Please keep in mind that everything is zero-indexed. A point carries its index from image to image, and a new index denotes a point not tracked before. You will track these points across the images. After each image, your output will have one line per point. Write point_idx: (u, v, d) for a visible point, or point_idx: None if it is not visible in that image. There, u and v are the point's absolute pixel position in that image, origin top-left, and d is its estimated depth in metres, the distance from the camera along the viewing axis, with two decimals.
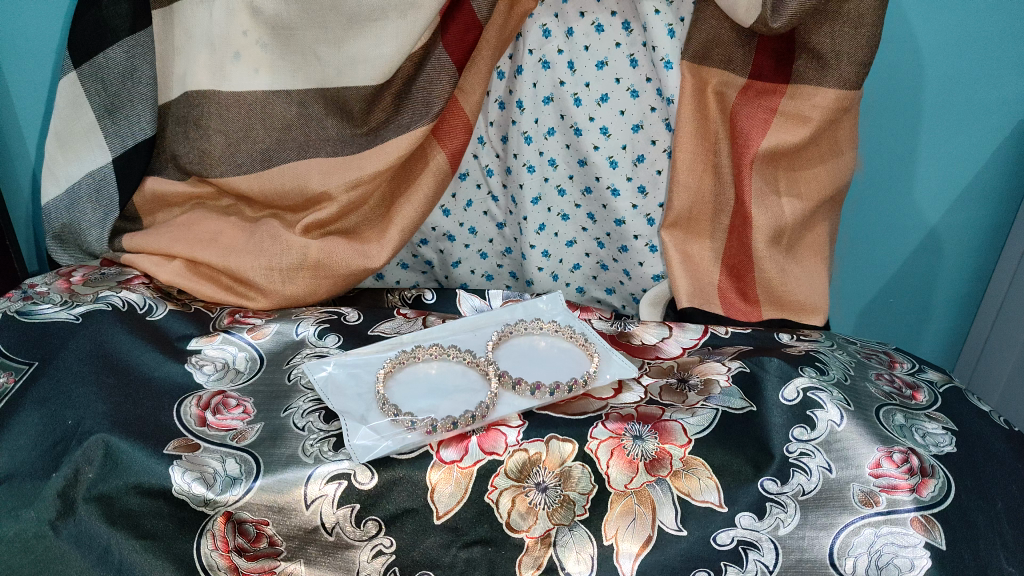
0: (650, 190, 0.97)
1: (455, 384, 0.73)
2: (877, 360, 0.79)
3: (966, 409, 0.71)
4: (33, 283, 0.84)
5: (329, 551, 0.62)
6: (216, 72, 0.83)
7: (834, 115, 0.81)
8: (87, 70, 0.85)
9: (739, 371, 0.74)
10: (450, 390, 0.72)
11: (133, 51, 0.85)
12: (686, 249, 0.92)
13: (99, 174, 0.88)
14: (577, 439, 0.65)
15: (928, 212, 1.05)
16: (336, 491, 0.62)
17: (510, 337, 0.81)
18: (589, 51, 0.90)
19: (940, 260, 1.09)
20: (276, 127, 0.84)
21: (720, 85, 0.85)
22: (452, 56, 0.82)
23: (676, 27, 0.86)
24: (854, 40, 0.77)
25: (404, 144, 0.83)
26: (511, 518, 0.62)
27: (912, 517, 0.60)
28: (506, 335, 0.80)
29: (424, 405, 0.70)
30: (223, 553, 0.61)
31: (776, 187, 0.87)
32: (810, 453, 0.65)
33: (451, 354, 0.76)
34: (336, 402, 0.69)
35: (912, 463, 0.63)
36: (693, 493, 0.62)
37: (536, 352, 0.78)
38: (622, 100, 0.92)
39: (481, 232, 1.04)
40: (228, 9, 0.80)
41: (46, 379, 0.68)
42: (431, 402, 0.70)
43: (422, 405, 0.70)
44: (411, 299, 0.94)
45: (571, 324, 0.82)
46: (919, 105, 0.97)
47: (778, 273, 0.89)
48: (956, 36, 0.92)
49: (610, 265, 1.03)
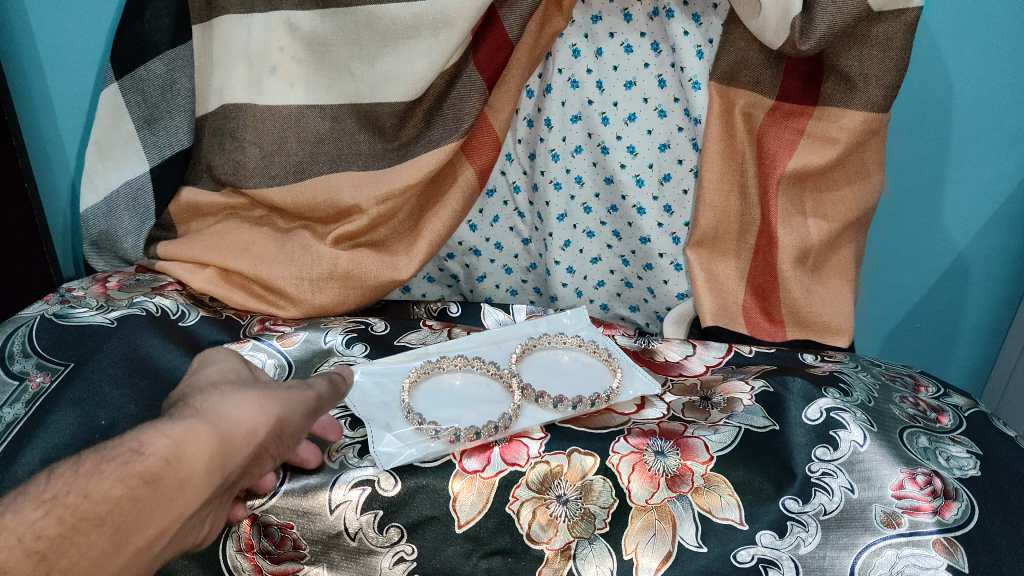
0: (676, 209, 0.97)
1: (479, 397, 0.74)
2: (902, 383, 0.79)
3: (992, 434, 0.71)
4: (70, 287, 0.87)
5: (352, 556, 0.63)
6: (253, 86, 0.85)
7: (862, 138, 0.81)
8: (129, 82, 0.87)
9: (762, 391, 0.74)
10: (473, 401, 0.73)
11: (173, 65, 0.87)
12: (711, 269, 0.93)
13: (137, 184, 0.90)
14: (600, 453, 0.66)
15: (957, 237, 1.05)
16: (360, 497, 0.63)
17: (535, 351, 0.81)
18: (617, 72, 0.91)
19: (968, 285, 1.09)
20: (309, 140, 0.86)
21: (748, 106, 0.86)
22: (482, 74, 0.84)
23: (705, 49, 0.87)
24: (881, 63, 0.77)
25: (434, 159, 0.84)
26: (531, 529, 0.62)
27: (935, 539, 0.59)
28: (529, 349, 0.81)
29: (450, 416, 0.71)
30: (248, 555, 0.62)
31: (802, 209, 0.87)
32: (833, 473, 0.65)
33: (476, 366, 0.77)
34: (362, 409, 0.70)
35: (935, 485, 0.63)
36: (714, 510, 0.62)
37: (560, 368, 0.79)
38: (649, 119, 0.93)
39: (507, 247, 1.05)
40: (266, 25, 0.83)
41: (80, 380, 0.70)
42: (456, 412, 0.71)
43: (447, 415, 0.71)
44: (436, 312, 0.95)
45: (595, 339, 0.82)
46: (948, 130, 0.97)
47: (804, 294, 0.89)
48: (985, 61, 0.92)
49: (635, 282, 1.04)
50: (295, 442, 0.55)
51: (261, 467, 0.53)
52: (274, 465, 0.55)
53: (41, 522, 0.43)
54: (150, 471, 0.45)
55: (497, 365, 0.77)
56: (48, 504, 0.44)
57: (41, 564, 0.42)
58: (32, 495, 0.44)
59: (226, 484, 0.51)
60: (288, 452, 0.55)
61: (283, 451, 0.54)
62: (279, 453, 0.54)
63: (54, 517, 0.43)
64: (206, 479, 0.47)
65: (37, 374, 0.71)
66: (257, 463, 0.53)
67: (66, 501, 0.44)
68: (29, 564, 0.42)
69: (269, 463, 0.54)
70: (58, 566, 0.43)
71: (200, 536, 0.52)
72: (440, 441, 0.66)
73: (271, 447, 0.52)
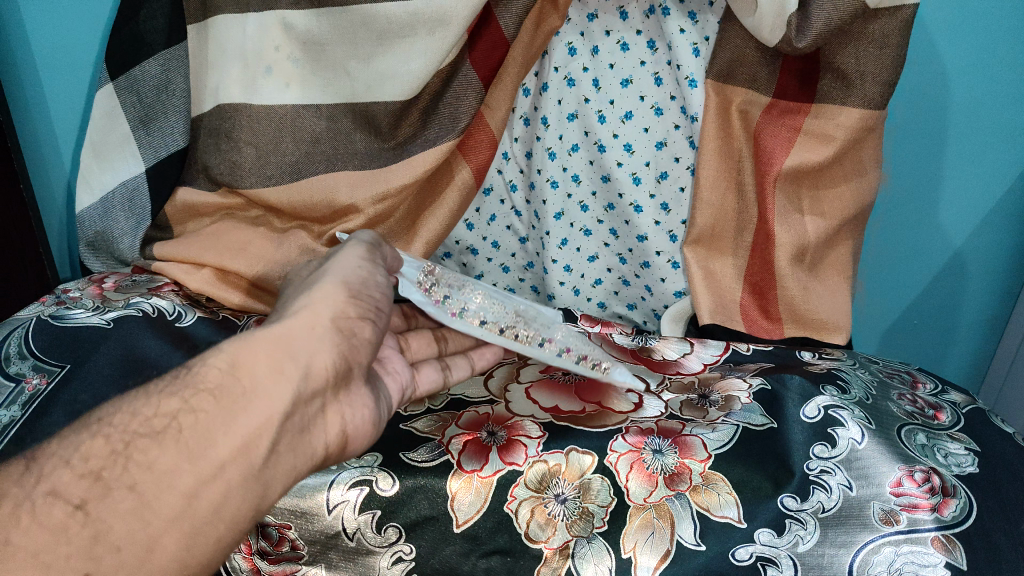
0: (673, 207, 0.97)
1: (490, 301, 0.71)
2: (900, 380, 0.79)
3: (989, 430, 0.71)
4: (66, 287, 0.87)
5: (351, 556, 0.63)
6: (248, 86, 0.84)
7: (860, 135, 0.81)
8: (124, 82, 0.87)
9: (760, 389, 0.74)
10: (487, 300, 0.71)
11: (167, 65, 0.86)
12: (708, 266, 0.93)
13: (132, 184, 0.90)
14: (597, 452, 0.66)
15: (954, 234, 1.05)
16: (357, 497, 0.63)
17: (541, 321, 0.73)
18: (614, 70, 0.91)
19: (965, 282, 1.09)
20: (305, 140, 0.85)
21: (744, 104, 0.85)
22: (478, 72, 0.84)
23: (702, 46, 0.87)
24: (878, 60, 0.77)
25: (431, 159, 0.84)
26: (530, 528, 0.62)
27: (933, 537, 0.59)
28: (529, 311, 0.73)
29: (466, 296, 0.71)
30: (247, 556, 0.64)
31: (799, 206, 0.87)
32: (831, 470, 0.64)
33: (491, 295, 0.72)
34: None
35: (933, 482, 0.63)
36: (712, 508, 0.62)
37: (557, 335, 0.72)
38: (646, 117, 0.93)
39: (504, 246, 1.05)
40: (261, 23, 0.82)
41: (76, 382, 0.70)
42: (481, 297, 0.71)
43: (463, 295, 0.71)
44: None
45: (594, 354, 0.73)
46: (945, 128, 0.97)
47: (801, 291, 0.89)
48: (982, 59, 0.92)
49: (631, 281, 1.04)
50: (377, 297, 0.57)
51: (365, 331, 0.55)
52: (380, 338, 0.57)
53: (89, 446, 0.46)
54: (213, 384, 0.49)
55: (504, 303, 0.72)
56: (96, 430, 0.47)
57: (98, 486, 0.44)
58: (86, 427, 0.47)
59: (336, 376, 0.53)
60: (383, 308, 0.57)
61: (374, 309, 0.56)
62: (373, 316, 0.56)
63: (104, 439, 0.46)
64: (282, 380, 0.50)
65: (33, 375, 0.71)
66: (359, 327, 0.55)
67: (117, 426, 0.47)
68: (85, 486, 0.44)
69: (372, 328, 0.56)
70: (118, 485, 0.45)
71: (343, 444, 0.55)
72: (455, 317, 0.68)
73: (350, 312, 0.54)
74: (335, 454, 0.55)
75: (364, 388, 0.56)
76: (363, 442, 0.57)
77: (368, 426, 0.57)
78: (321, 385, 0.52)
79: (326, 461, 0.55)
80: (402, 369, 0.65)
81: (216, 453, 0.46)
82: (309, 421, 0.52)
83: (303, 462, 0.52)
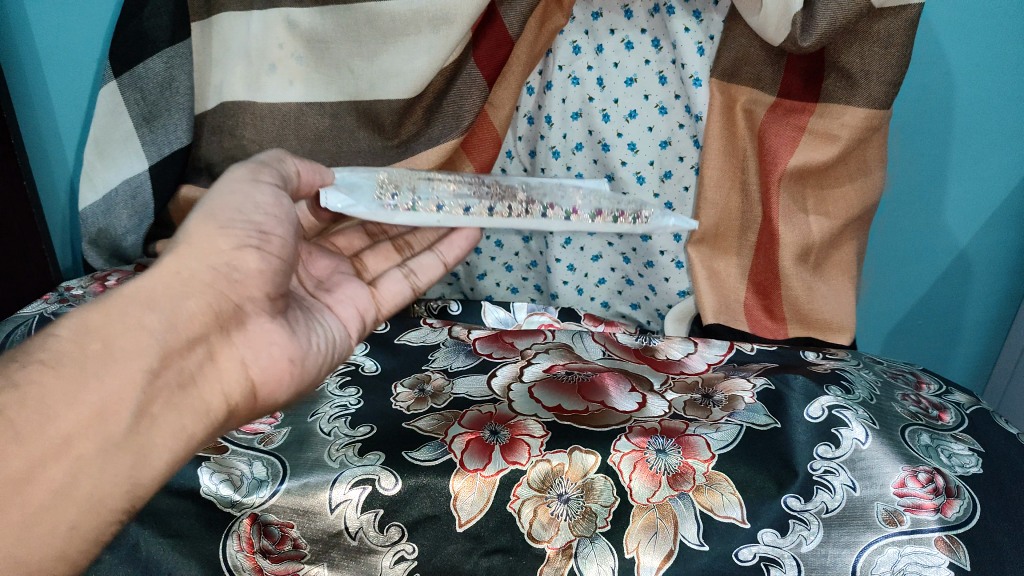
0: (677, 206, 0.98)
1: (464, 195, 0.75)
2: (904, 380, 0.79)
3: (993, 430, 0.71)
4: (70, 286, 0.87)
5: (352, 555, 0.63)
6: (252, 83, 0.85)
7: (864, 134, 0.80)
8: (128, 79, 0.85)
9: (763, 389, 0.74)
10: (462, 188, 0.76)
11: (172, 62, 0.84)
12: (712, 266, 0.93)
13: (136, 181, 0.89)
14: (600, 452, 0.65)
15: (958, 233, 1.05)
16: (360, 496, 0.63)
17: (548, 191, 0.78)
18: (618, 68, 0.91)
19: (970, 282, 1.09)
20: (308, 138, 0.87)
21: (749, 103, 0.85)
22: (482, 71, 0.83)
23: (706, 45, 0.87)
24: (883, 60, 0.76)
25: (434, 157, 0.86)
26: (533, 528, 0.62)
27: (936, 538, 0.59)
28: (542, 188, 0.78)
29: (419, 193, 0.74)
30: (248, 554, 0.62)
31: (804, 205, 0.87)
32: (834, 471, 0.64)
33: (461, 183, 0.77)
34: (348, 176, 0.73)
35: (937, 483, 0.63)
36: (716, 508, 0.62)
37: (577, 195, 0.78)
38: (650, 117, 0.93)
39: (508, 245, 1.05)
40: (264, 21, 0.82)
41: None
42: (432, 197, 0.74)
43: (416, 195, 0.73)
44: (436, 310, 0.96)
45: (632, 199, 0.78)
46: (952, 128, 0.97)
47: (805, 291, 0.89)
48: (989, 58, 0.91)
49: (635, 280, 1.04)
50: (255, 217, 0.59)
51: (251, 260, 0.57)
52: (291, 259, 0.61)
53: None
54: (71, 352, 0.49)
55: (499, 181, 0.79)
56: None
57: None
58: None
59: (219, 318, 0.55)
60: (269, 226, 0.59)
61: (256, 232, 0.58)
62: (257, 241, 0.58)
63: None
64: (147, 338, 0.51)
65: None
66: (241, 258, 0.57)
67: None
68: None
69: (258, 259, 0.57)
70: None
71: (253, 393, 0.57)
72: (403, 211, 0.71)
73: (224, 245, 0.56)
74: (242, 403, 0.57)
75: (274, 322, 0.59)
76: (283, 388, 0.59)
77: (285, 366, 0.59)
78: (204, 329, 0.54)
79: (235, 415, 0.57)
80: (358, 296, 0.72)
81: (72, 421, 0.48)
82: (197, 372, 0.54)
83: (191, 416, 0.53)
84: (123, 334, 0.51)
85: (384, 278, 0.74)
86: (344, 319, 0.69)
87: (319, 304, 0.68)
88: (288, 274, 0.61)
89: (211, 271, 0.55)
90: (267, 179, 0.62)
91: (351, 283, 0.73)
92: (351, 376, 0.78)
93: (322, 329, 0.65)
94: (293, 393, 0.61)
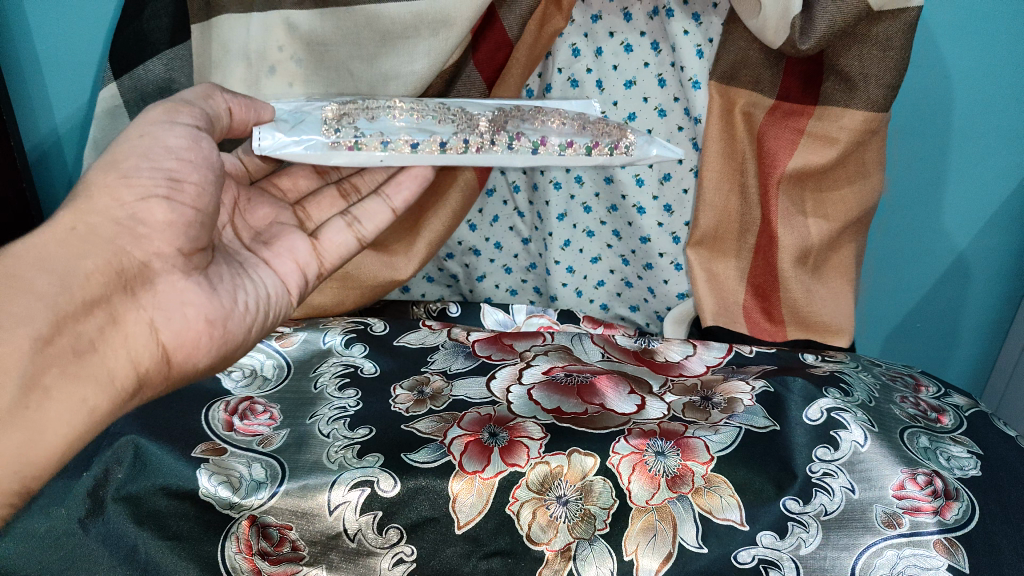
0: (677, 208, 0.97)
1: (419, 124, 0.70)
2: (903, 383, 0.79)
3: (991, 433, 0.71)
4: None
5: (351, 557, 0.63)
6: (251, 86, 0.84)
7: (863, 137, 0.80)
8: (127, 82, 0.85)
9: (762, 391, 0.74)
10: (417, 118, 0.70)
11: (171, 64, 0.85)
12: (711, 269, 0.93)
13: None
14: (599, 453, 0.65)
15: (957, 237, 1.05)
16: (358, 498, 0.63)
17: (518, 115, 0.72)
18: (617, 71, 0.91)
19: (968, 285, 1.09)
20: None
21: (748, 106, 0.85)
22: (482, 73, 0.84)
23: (705, 48, 0.87)
24: (882, 63, 0.76)
25: None
26: (532, 530, 0.62)
27: (935, 540, 0.59)
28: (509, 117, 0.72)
29: (368, 122, 0.69)
30: (247, 556, 0.62)
31: (802, 208, 0.87)
32: (833, 473, 0.64)
33: (423, 107, 0.71)
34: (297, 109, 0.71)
35: (936, 485, 0.63)
36: (715, 511, 0.62)
37: (547, 129, 0.72)
38: (650, 119, 0.94)
39: (507, 247, 1.05)
40: (265, 25, 0.82)
41: None
42: (383, 129, 0.69)
43: (367, 123, 0.69)
44: (435, 312, 0.96)
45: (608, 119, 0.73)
46: (950, 131, 0.97)
47: (804, 294, 0.89)
48: (988, 61, 0.91)
49: (634, 282, 1.04)
50: (165, 163, 0.58)
51: (158, 212, 0.58)
52: (209, 209, 0.61)
53: None
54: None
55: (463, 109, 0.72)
56: None
57: None
58: None
59: (122, 279, 0.56)
60: (181, 172, 0.59)
61: (164, 182, 0.58)
62: (166, 190, 0.58)
63: None
64: (37, 302, 0.52)
65: None
66: (146, 210, 0.58)
67: None
68: None
69: (163, 211, 0.58)
70: None
71: (165, 357, 0.59)
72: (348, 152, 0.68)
73: (127, 197, 0.57)
74: (152, 367, 0.58)
75: (189, 281, 0.60)
76: (201, 350, 0.60)
77: (201, 327, 0.60)
78: (103, 290, 0.55)
79: (149, 381, 0.58)
80: (299, 247, 0.70)
81: None
82: (97, 338, 0.55)
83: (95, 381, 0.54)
84: (11, 298, 0.51)
85: (325, 228, 0.72)
86: (282, 272, 0.69)
87: (254, 258, 0.68)
88: (206, 227, 0.61)
89: (116, 226, 0.57)
90: (184, 120, 0.60)
91: (291, 233, 0.71)
92: (350, 378, 0.78)
93: (253, 287, 0.66)
94: (213, 354, 0.62)
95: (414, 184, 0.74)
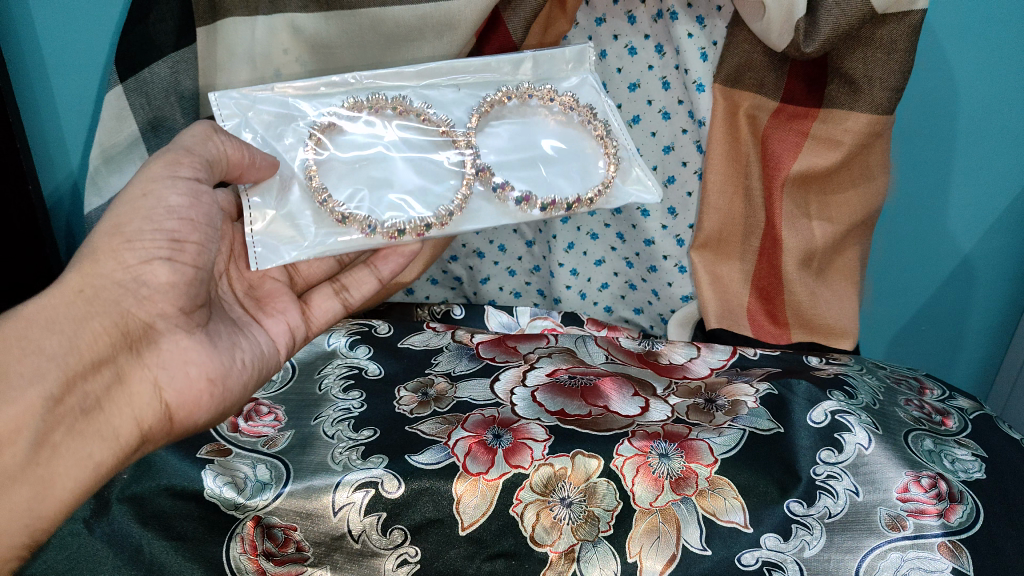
0: (681, 211, 0.97)
1: (407, 146, 0.75)
2: (907, 386, 0.79)
3: (995, 435, 0.71)
4: None
5: (356, 558, 0.64)
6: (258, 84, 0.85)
7: (868, 139, 0.80)
8: (133, 84, 0.84)
9: (767, 393, 0.74)
10: (403, 133, 0.75)
11: (177, 67, 0.83)
12: (715, 271, 0.93)
13: None
14: (603, 455, 0.65)
15: (962, 239, 1.05)
16: (364, 498, 0.64)
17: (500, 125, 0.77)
18: (622, 73, 0.91)
19: (973, 288, 1.09)
20: None
21: (752, 108, 0.85)
22: None
23: (710, 51, 0.86)
24: (886, 66, 0.76)
25: None
26: (535, 532, 0.62)
27: (940, 542, 0.59)
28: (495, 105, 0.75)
29: (356, 187, 0.73)
30: (251, 557, 0.63)
31: (807, 211, 0.87)
32: (837, 476, 0.64)
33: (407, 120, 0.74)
34: (274, 142, 0.71)
35: (940, 488, 0.63)
36: (718, 513, 0.62)
37: (536, 118, 0.78)
38: (653, 122, 0.93)
39: (511, 249, 1.05)
40: (270, 28, 0.81)
41: None
42: (376, 170, 0.74)
43: (353, 197, 0.73)
44: (440, 314, 0.96)
45: (592, 105, 0.77)
46: (954, 132, 0.97)
47: (809, 296, 0.89)
48: (991, 62, 0.91)
49: (638, 284, 1.04)
50: (166, 224, 0.60)
51: (161, 272, 0.60)
52: (208, 265, 0.63)
53: None
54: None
55: (450, 121, 0.74)
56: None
57: None
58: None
59: (128, 339, 0.59)
60: (182, 233, 0.61)
61: (167, 242, 0.60)
62: (168, 250, 0.60)
63: None
64: (47, 362, 0.55)
65: None
66: (150, 272, 0.60)
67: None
68: None
69: (168, 272, 0.60)
70: None
71: (168, 415, 0.61)
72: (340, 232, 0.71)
73: (130, 260, 0.59)
74: (157, 428, 0.61)
75: (191, 339, 0.62)
76: (201, 407, 0.63)
77: (201, 386, 0.62)
78: (110, 350, 0.58)
79: (150, 438, 0.61)
80: (291, 312, 0.74)
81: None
82: (103, 396, 0.58)
83: (102, 440, 0.57)
84: (22, 361, 0.54)
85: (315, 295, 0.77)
86: (273, 333, 0.72)
87: (249, 320, 0.71)
88: (205, 282, 0.63)
89: (120, 288, 0.59)
90: (185, 173, 0.61)
91: (284, 295, 0.75)
92: (354, 380, 0.78)
93: (250, 343, 0.68)
94: (214, 411, 0.64)
95: (402, 258, 0.78)
